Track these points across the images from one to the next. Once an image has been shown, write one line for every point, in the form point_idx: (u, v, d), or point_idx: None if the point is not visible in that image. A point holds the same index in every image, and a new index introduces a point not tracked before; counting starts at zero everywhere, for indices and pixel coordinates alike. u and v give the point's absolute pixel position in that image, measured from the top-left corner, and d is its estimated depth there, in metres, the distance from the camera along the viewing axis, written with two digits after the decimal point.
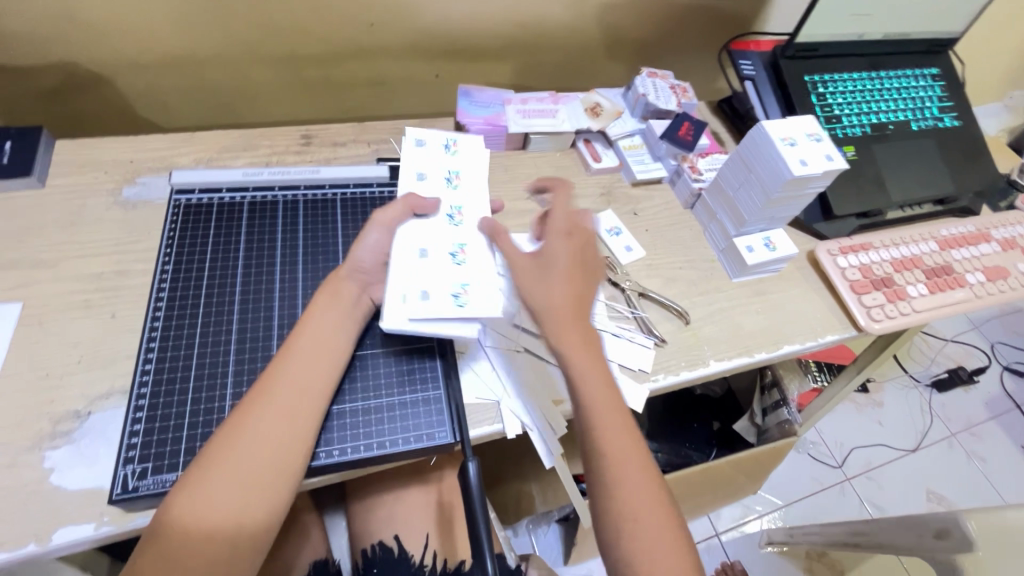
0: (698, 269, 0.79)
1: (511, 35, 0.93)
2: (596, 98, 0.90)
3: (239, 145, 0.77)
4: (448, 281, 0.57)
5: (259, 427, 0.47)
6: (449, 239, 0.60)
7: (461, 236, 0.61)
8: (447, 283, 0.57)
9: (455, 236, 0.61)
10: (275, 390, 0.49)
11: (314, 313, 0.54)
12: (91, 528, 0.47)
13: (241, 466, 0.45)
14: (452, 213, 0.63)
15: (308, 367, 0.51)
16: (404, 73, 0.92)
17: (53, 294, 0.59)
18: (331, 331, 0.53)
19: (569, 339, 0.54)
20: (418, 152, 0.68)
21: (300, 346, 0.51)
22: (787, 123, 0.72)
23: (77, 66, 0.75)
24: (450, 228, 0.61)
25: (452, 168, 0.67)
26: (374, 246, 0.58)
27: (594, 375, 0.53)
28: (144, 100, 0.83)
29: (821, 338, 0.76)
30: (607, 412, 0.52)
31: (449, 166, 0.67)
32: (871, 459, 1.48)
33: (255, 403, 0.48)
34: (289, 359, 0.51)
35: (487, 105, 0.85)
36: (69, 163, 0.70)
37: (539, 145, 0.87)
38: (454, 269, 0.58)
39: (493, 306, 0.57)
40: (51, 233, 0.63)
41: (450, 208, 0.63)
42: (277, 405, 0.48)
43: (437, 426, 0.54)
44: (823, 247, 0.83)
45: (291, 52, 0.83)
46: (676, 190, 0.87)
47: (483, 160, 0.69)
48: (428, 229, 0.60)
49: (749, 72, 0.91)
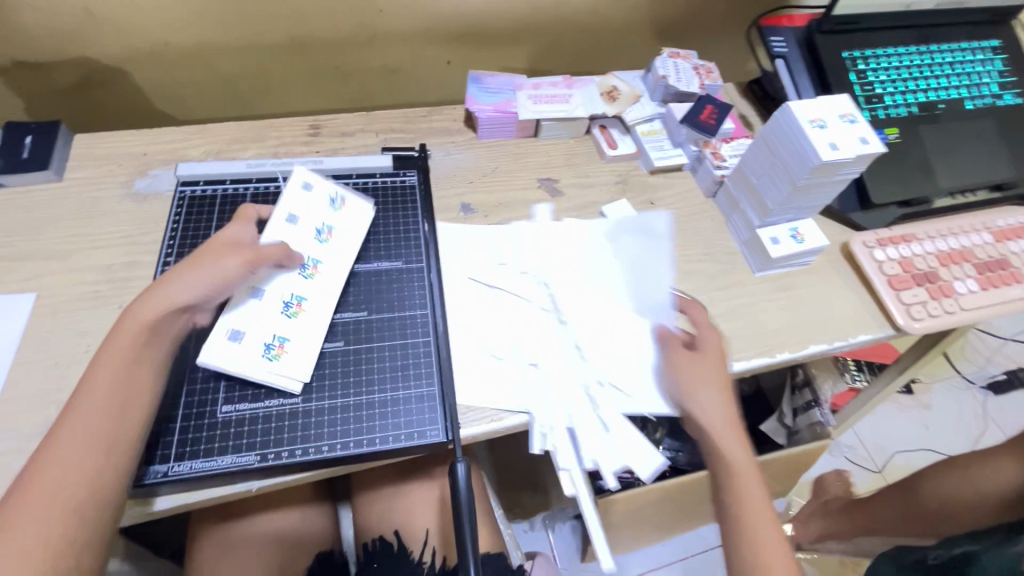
0: (719, 262, 0.75)
1: (525, 17, 0.90)
2: (614, 81, 0.86)
3: (248, 136, 0.77)
4: (287, 292, 0.56)
5: (75, 438, 0.43)
6: (306, 239, 0.59)
7: (320, 254, 0.59)
8: (285, 294, 0.56)
9: (306, 241, 0.59)
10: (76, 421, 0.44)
11: (121, 329, 0.48)
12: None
13: (76, 453, 0.43)
14: (320, 232, 0.61)
15: (105, 398, 0.45)
16: (415, 60, 0.90)
17: (64, 285, 0.61)
18: (139, 350, 0.48)
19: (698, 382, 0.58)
20: (303, 194, 0.62)
21: (96, 369, 0.46)
22: (817, 104, 0.66)
23: (95, 61, 0.77)
24: (315, 244, 0.60)
25: (337, 201, 0.63)
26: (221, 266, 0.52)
27: (739, 446, 0.57)
28: (159, 93, 0.84)
29: (853, 338, 0.71)
30: (733, 438, 0.57)
31: (327, 195, 0.63)
32: (914, 465, 1.38)
33: (80, 389, 0.45)
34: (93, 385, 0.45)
35: (498, 91, 0.82)
36: (85, 156, 0.71)
37: (552, 131, 0.83)
38: (300, 288, 0.57)
39: (319, 323, 0.56)
40: (66, 225, 0.65)
41: (325, 226, 0.61)
42: (95, 411, 0.45)
43: (429, 424, 0.53)
44: (859, 239, 0.77)
45: (300, 41, 0.82)
46: (697, 178, 0.83)
47: (365, 221, 0.64)
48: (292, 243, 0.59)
49: (781, 50, 0.84)
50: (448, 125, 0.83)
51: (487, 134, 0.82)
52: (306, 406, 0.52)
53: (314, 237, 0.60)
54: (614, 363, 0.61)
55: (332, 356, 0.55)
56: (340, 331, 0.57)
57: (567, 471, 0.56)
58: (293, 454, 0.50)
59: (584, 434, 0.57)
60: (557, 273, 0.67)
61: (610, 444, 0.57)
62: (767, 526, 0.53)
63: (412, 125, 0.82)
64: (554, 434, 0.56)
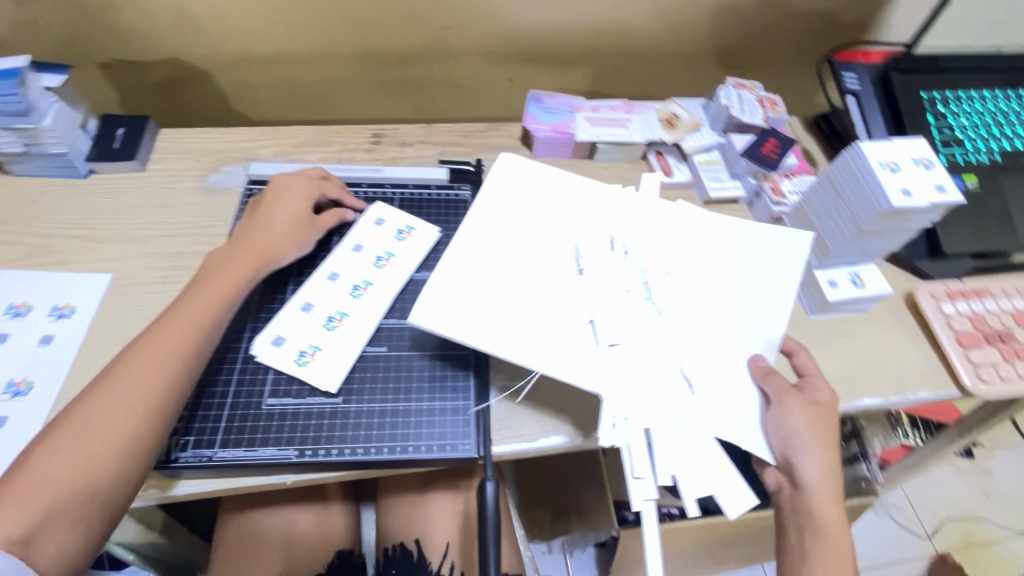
0: None
1: (588, 40, 0.91)
2: (673, 109, 0.85)
3: (314, 140, 0.80)
4: (333, 305, 0.58)
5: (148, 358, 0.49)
6: (364, 262, 0.62)
7: (372, 276, 0.61)
8: (332, 306, 0.58)
9: (366, 262, 0.62)
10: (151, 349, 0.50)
11: (214, 276, 0.55)
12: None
13: (103, 417, 0.46)
14: (380, 258, 0.63)
15: (176, 331, 0.51)
16: (477, 76, 0.92)
17: (137, 268, 0.65)
18: (217, 299, 0.54)
19: (781, 389, 0.54)
20: (371, 227, 0.65)
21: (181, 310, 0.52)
22: (891, 145, 0.63)
23: (184, 62, 0.83)
24: (371, 266, 0.62)
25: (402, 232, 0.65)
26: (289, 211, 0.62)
27: (829, 472, 0.54)
28: (238, 95, 0.89)
29: (912, 395, 0.66)
30: (821, 445, 0.54)
31: (395, 227, 0.66)
32: (969, 536, 1.28)
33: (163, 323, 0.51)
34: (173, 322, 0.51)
35: (556, 111, 0.83)
36: (167, 150, 0.77)
37: (607, 155, 0.83)
38: (346, 304, 0.59)
39: (354, 338, 0.56)
40: (144, 212, 0.70)
41: (383, 253, 0.63)
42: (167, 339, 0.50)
43: (461, 437, 0.53)
44: (925, 289, 0.73)
45: (370, 54, 0.86)
46: (754, 212, 0.80)
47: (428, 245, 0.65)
48: (348, 265, 0.62)
49: (854, 87, 0.81)
50: (504, 142, 0.84)
51: (542, 152, 0.83)
52: (345, 407, 0.53)
53: (371, 262, 0.62)
54: (702, 365, 0.55)
55: (373, 360, 0.56)
56: (384, 336, 0.58)
57: (640, 481, 0.50)
58: (330, 453, 0.51)
59: (660, 439, 0.51)
60: (658, 259, 0.59)
61: (684, 453, 0.51)
62: (835, 537, 0.53)
63: (469, 140, 0.84)
64: (623, 427, 0.51)
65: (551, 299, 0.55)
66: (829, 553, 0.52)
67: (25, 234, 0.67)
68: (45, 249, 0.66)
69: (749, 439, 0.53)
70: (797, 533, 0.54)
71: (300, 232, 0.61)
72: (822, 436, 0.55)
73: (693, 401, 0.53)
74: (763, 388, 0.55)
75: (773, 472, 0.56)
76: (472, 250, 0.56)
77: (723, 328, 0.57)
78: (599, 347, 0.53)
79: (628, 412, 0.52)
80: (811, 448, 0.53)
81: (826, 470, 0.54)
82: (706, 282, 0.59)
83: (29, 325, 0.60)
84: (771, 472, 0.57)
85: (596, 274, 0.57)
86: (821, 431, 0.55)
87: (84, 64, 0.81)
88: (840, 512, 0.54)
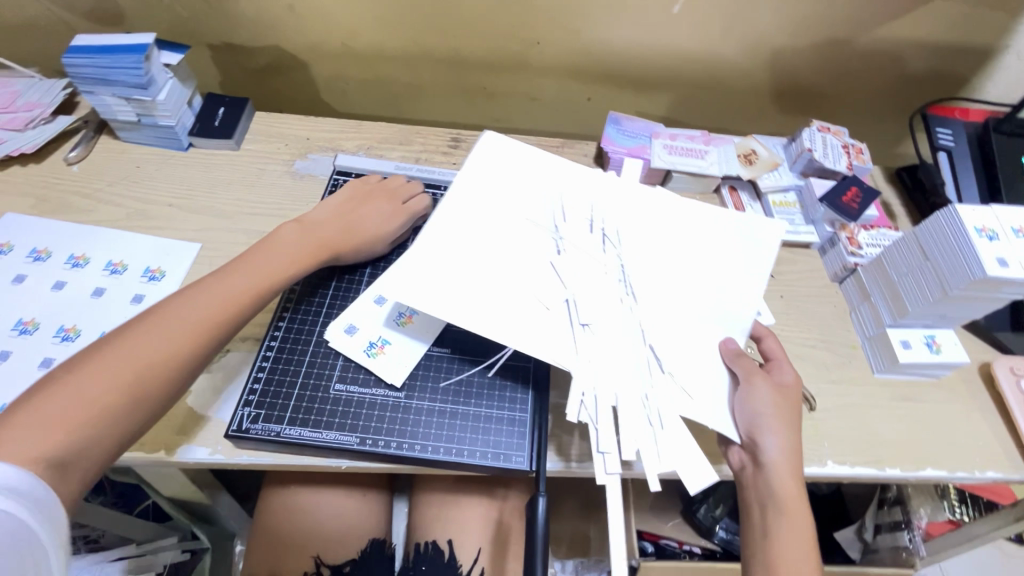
0: (836, 352, 0.70)
1: (673, 68, 0.91)
2: (753, 145, 0.85)
3: (396, 138, 0.83)
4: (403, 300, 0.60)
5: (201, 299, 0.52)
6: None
7: None
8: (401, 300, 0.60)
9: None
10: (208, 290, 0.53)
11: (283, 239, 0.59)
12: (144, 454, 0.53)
13: (135, 358, 0.46)
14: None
15: (237, 280, 0.54)
16: (558, 92, 0.94)
17: (224, 242, 0.69)
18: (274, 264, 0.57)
19: (755, 376, 0.54)
20: None
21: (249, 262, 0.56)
22: (988, 211, 0.61)
23: (285, 50, 0.87)
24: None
25: None
26: (381, 216, 0.65)
27: (792, 451, 0.53)
28: (328, 87, 0.93)
29: (979, 472, 0.63)
30: (790, 429, 0.54)
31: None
32: None
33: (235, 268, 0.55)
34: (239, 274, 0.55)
35: (635, 135, 0.83)
36: (261, 132, 0.81)
37: (680, 184, 0.83)
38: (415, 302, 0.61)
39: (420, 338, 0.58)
40: (235, 189, 0.74)
41: None
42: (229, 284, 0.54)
43: (515, 449, 0.54)
44: (1004, 363, 0.69)
45: (459, 60, 0.88)
46: (826, 260, 0.78)
47: None
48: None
49: (946, 143, 0.80)
50: (578, 159, 0.85)
51: None
52: (406, 403, 0.55)
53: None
54: (679, 350, 0.55)
55: (437, 360, 0.58)
56: (449, 337, 0.59)
57: (605, 454, 0.48)
58: (388, 446, 0.52)
59: (626, 419, 0.51)
60: (636, 244, 0.60)
61: (658, 440, 0.51)
62: (796, 518, 0.51)
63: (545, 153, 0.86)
64: (592, 405, 0.50)
65: (535, 277, 0.55)
66: (790, 528, 0.50)
67: (127, 197, 0.71)
68: (144, 212, 0.70)
69: (717, 419, 0.53)
70: (757, 508, 0.52)
71: (365, 229, 0.63)
72: (786, 416, 0.54)
73: (660, 383, 0.53)
74: (734, 372, 0.55)
75: (737, 451, 0.55)
76: (456, 220, 0.57)
77: (702, 314, 0.57)
78: (571, 328, 0.53)
79: (598, 389, 0.51)
80: (774, 427, 0.53)
81: (787, 447, 0.53)
82: (686, 274, 0.59)
83: (124, 283, 0.64)
84: (733, 451, 0.55)
85: (573, 255, 0.58)
86: (785, 410, 0.54)
87: (195, 44, 0.86)
88: (801, 490, 0.52)
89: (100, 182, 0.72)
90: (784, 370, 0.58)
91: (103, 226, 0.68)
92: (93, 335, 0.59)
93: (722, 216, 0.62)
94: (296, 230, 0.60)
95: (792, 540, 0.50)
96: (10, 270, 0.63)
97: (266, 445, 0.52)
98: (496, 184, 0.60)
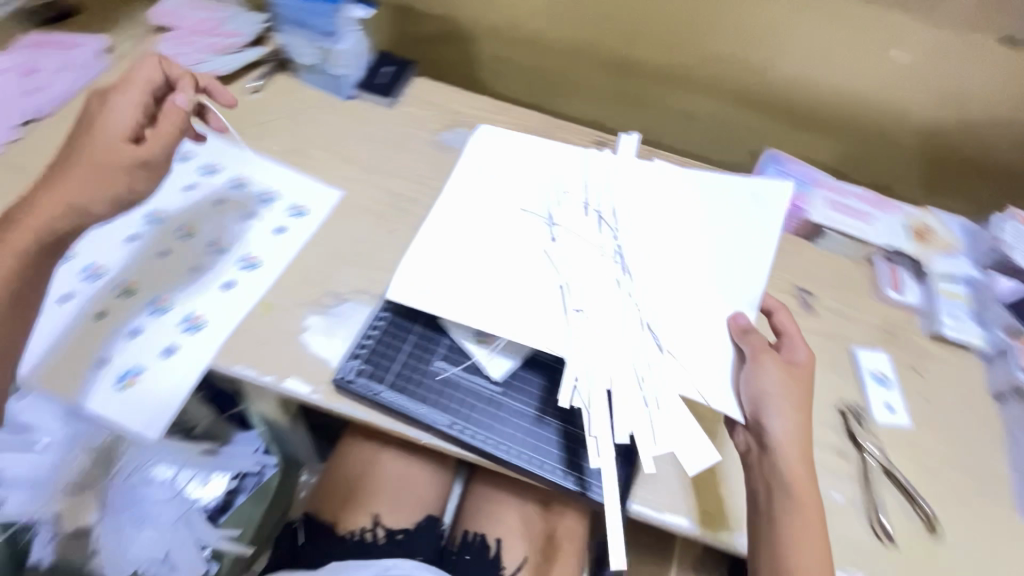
0: (979, 481, 0.60)
1: (853, 116, 0.82)
2: (929, 220, 0.76)
3: (540, 130, 0.82)
4: None
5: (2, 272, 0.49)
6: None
7: None
8: None
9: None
10: (12, 255, 0.50)
11: (67, 181, 0.51)
12: (255, 374, 0.57)
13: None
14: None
15: (26, 238, 0.50)
16: (715, 116, 0.88)
17: (363, 195, 0.71)
18: (66, 213, 0.51)
19: (761, 353, 0.52)
20: None
21: (24, 223, 0.50)
22: None
23: (455, 23, 0.89)
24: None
25: None
26: (124, 109, 0.55)
27: (799, 430, 0.51)
28: (485, 66, 0.94)
29: None
30: (801, 415, 0.52)
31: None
32: None
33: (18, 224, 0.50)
34: (23, 237, 0.50)
35: (796, 181, 0.77)
36: (415, 98, 0.83)
37: (831, 245, 0.75)
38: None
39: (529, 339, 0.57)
40: (381, 147, 0.77)
41: None
42: (22, 248, 0.50)
43: (598, 480, 0.52)
44: None
45: (620, 62, 0.86)
46: (989, 373, 0.67)
47: None
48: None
49: None
50: None
51: None
52: (501, 400, 0.54)
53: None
54: (688, 334, 0.55)
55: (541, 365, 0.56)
56: None
57: (596, 439, 0.50)
58: (476, 438, 0.52)
59: (627, 409, 0.51)
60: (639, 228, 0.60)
61: (655, 428, 0.51)
62: (813, 521, 0.49)
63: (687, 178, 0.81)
64: (585, 389, 0.52)
65: (524, 265, 0.58)
66: (799, 517, 0.49)
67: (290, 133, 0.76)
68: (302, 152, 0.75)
69: (719, 398, 0.52)
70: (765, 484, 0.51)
71: (100, 170, 0.52)
72: (797, 398, 0.52)
73: (663, 364, 0.53)
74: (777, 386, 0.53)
75: (742, 433, 0.54)
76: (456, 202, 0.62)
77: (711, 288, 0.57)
78: (565, 313, 0.55)
79: (591, 375, 0.52)
80: (779, 411, 0.51)
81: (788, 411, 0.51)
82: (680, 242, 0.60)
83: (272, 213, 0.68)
84: (740, 432, 0.54)
85: (571, 243, 0.59)
86: (790, 394, 0.51)
87: None
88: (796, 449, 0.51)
89: (270, 114, 0.78)
90: (790, 342, 0.55)
91: (265, 156, 0.74)
92: (236, 255, 0.64)
93: (706, 183, 0.64)
94: (80, 165, 0.51)
95: (798, 520, 0.49)
96: (184, 178, 0.70)
97: (364, 401, 0.53)
98: (518, 165, 0.65)
